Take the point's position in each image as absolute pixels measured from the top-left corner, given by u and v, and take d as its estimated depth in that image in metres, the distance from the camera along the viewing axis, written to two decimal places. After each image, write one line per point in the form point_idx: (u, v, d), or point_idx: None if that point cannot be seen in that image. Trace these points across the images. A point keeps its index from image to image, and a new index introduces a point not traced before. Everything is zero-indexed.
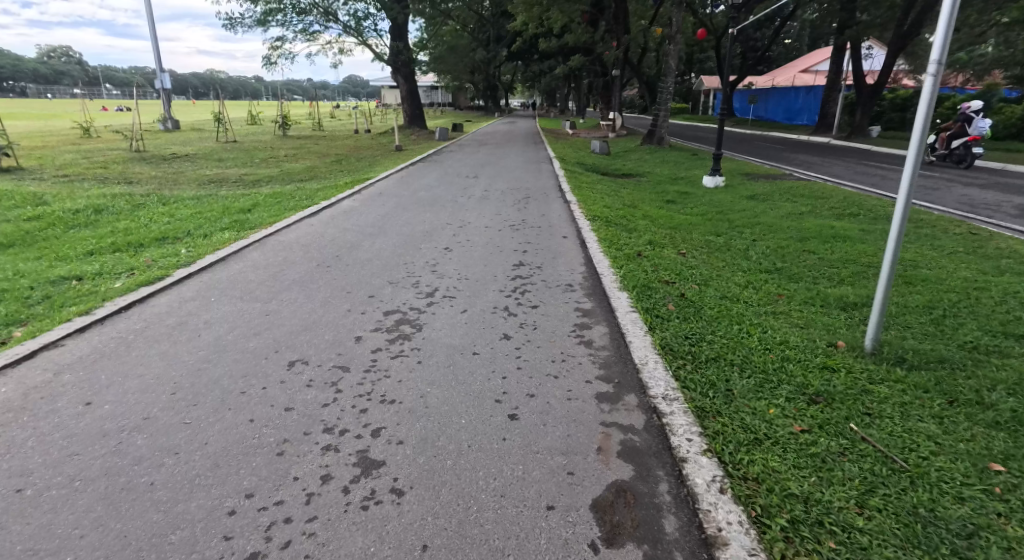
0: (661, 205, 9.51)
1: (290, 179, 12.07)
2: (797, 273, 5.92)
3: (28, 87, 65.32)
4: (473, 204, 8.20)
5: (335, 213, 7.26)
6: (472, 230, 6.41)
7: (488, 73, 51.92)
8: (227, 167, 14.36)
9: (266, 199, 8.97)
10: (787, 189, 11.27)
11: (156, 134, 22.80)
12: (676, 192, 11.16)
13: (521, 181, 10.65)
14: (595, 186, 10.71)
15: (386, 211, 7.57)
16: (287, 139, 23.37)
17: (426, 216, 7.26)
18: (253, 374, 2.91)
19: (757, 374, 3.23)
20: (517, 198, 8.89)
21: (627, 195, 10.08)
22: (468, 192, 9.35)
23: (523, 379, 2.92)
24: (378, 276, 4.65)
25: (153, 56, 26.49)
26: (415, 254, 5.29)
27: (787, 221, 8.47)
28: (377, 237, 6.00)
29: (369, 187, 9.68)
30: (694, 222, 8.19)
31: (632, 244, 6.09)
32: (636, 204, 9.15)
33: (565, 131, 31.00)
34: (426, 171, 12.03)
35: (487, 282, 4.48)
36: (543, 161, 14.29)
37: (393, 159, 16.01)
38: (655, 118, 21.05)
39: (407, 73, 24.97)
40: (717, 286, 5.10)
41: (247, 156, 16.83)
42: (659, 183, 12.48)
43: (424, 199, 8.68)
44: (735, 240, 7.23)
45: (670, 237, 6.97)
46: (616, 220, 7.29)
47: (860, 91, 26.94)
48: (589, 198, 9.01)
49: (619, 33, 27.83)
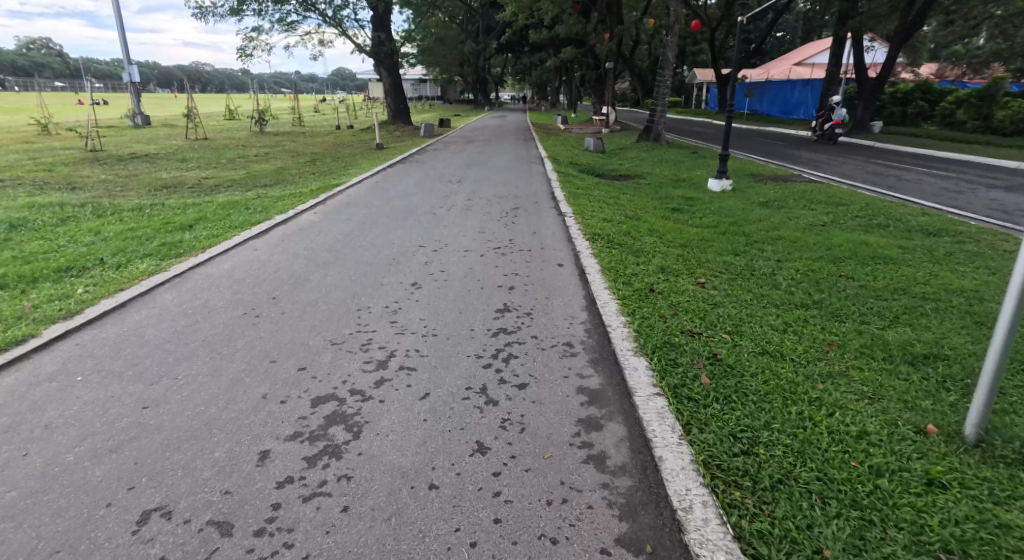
0: (666, 215, 8.53)
1: (255, 183, 10.99)
2: (841, 309, 4.92)
3: (5, 81, 63.47)
4: (454, 218, 7.13)
5: (290, 232, 6.16)
6: (449, 255, 5.33)
7: (477, 66, 50.66)
8: (190, 168, 13.20)
9: (216, 211, 7.86)
10: (800, 193, 10.36)
11: (122, 131, 21.48)
12: (680, 198, 10.21)
13: (510, 186, 9.62)
14: (592, 192, 9.74)
15: (351, 228, 6.49)
16: (265, 136, 22.16)
17: (398, 234, 6.20)
18: (74, 544, 1.85)
19: (851, 512, 2.19)
20: (505, 209, 7.83)
21: (629, 203, 9.08)
22: (450, 200, 8.30)
23: (505, 548, 1.88)
24: (319, 331, 3.57)
25: (120, 47, 25.07)
26: (372, 295, 4.21)
27: (811, 234, 7.50)
28: (331, 267, 4.91)
29: (337, 196, 8.59)
30: (706, 237, 7.21)
31: (642, 273, 5.06)
32: (639, 214, 8.15)
33: (556, 126, 29.97)
34: (407, 174, 10.97)
35: (461, 342, 3.42)
36: (534, 161, 13.28)
37: (374, 158, 14.92)
38: (652, 113, 20.04)
39: (391, 65, 23.77)
40: (752, 334, 4.08)
41: (215, 155, 15.64)
42: (661, 187, 11.53)
43: (398, 211, 7.59)
44: (757, 262, 6.23)
45: (683, 258, 5.97)
46: (620, 238, 6.28)
47: (862, 85, 26.08)
48: (588, 207, 8.01)
49: (612, 24, 26.80)
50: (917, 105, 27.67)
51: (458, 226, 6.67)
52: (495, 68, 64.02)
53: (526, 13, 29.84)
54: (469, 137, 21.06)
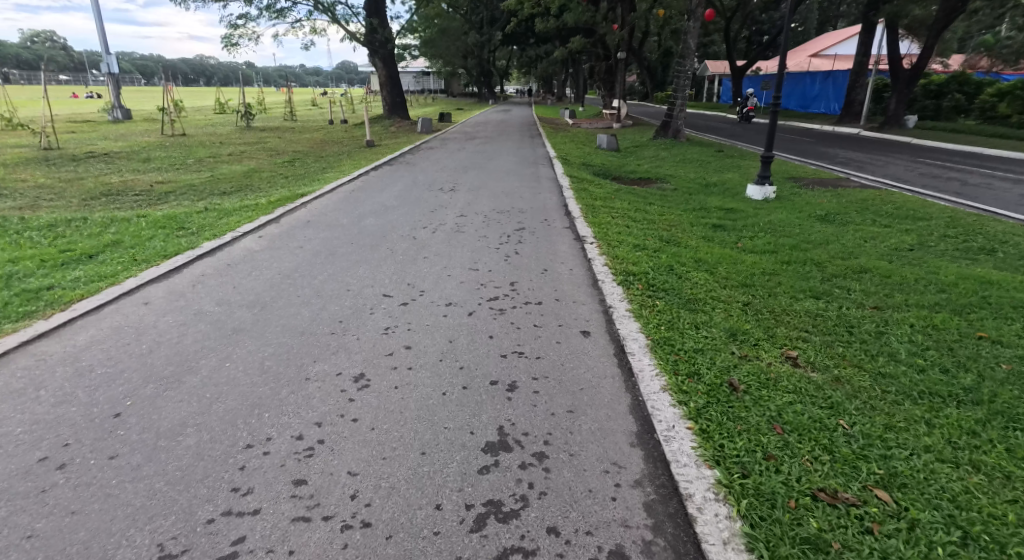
0: (707, 234, 6.86)
1: (214, 190, 9.42)
2: (1017, 404, 3.21)
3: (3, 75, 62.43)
4: (440, 246, 5.45)
5: (209, 271, 4.48)
6: (422, 317, 3.65)
7: (481, 58, 49.00)
8: (149, 171, 11.61)
9: (140, 231, 6.23)
10: (860, 204, 8.73)
11: (93, 127, 19.95)
12: (717, 208, 8.59)
13: (513, 197, 7.94)
14: (613, 202, 8.15)
15: (299, 263, 4.81)
16: (250, 131, 20.62)
17: (358, 274, 4.53)
18: None
19: None
20: (507, 228, 6.15)
21: (659, 219, 7.42)
22: (436, 218, 6.62)
23: None
24: (153, 516, 1.92)
25: (98, 36, 23.53)
26: (283, 413, 2.55)
27: (901, 264, 5.82)
28: (241, 342, 3.25)
29: (297, 211, 6.92)
30: (767, 270, 5.56)
31: (708, 350, 3.38)
32: (674, 234, 6.51)
33: (564, 120, 28.28)
34: (392, 181, 9.33)
35: (411, 558, 1.78)
36: (542, 163, 11.64)
37: (360, 159, 13.29)
38: (671, 107, 18.32)
39: (386, 55, 22.11)
40: (919, 483, 2.39)
41: (185, 155, 14.04)
42: (689, 194, 9.94)
43: (369, 233, 5.91)
44: (852, 316, 4.53)
45: (751, 311, 4.31)
46: (662, 278, 4.61)
47: (896, 76, 24.17)
48: (610, 226, 6.37)
49: (624, 12, 25.06)
50: (953, 98, 25.76)
51: (442, 259, 5.00)
52: (499, 61, 62.39)
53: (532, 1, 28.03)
54: (470, 133, 19.43)
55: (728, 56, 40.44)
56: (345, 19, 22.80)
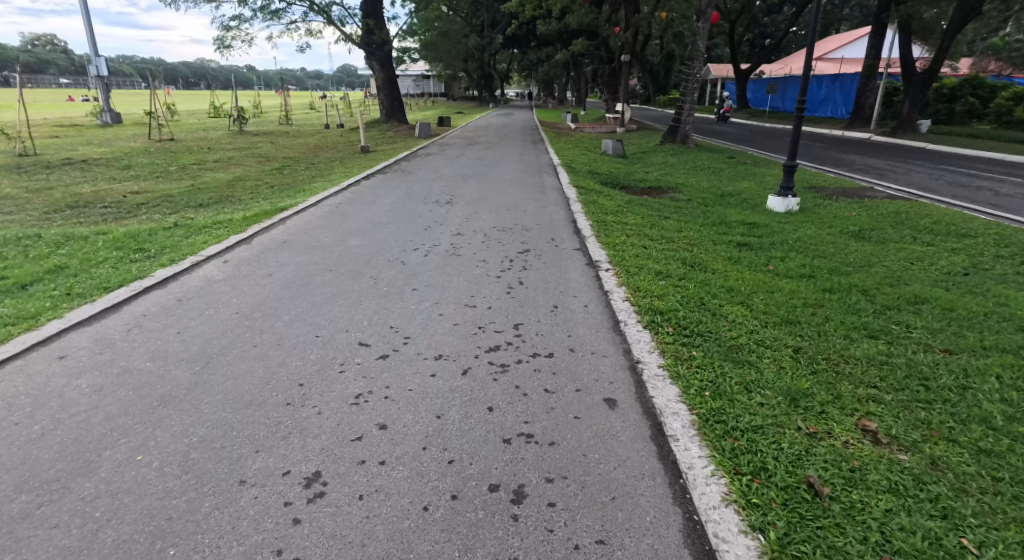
0: (733, 253, 6.15)
1: (191, 201, 8.72)
2: None
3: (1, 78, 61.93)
4: (432, 273, 4.72)
5: (153, 310, 3.75)
6: (405, 379, 2.91)
7: (482, 61, 48.47)
8: (126, 180, 10.90)
9: (92, 252, 5.50)
10: (894, 218, 8.05)
11: (79, 132, 19.27)
12: (739, 223, 7.89)
13: (515, 211, 7.22)
14: (625, 216, 7.47)
15: (263, 297, 4.07)
16: (242, 136, 19.94)
17: (330, 313, 3.79)
18: None
19: None
20: (511, 250, 5.43)
21: (677, 236, 6.71)
22: (429, 237, 5.89)
23: None
24: None
25: (87, 37, 22.92)
26: (196, 549, 1.81)
27: (960, 292, 5.11)
28: (166, 421, 2.50)
29: (273, 228, 6.19)
30: (809, 300, 4.83)
31: (769, 426, 2.64)
32: (697, 255, 5.82)
33: (567, 125, 27.68)
34: (385, 192, 8.64)
35: None
36: (546, 171, 10.95)
37: (353, 166, 12.58)
38: (679, 112, 17.66)
39: (384, 57, 21.45)
40: None
41: (169, 162, 13.33)
42: (706, 206, 9.27)
43: (351, 256, 5.18)
44: (924, 363, 3.79)
45: (805, 362, 3.57)
46: (694, 319, 3.88)
47: (910, 80, 23.47)
48: (625, 247, 5.66)
49: (628, 13, 24.46)
50: (967, 101, 25.07)
51: (434, 291, 4.26)
52: (500, 64, 61.89)
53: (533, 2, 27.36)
54: (470, 139, 18.74)
55: (733, 59, 39.85)
56: (342, 20, 22.15)
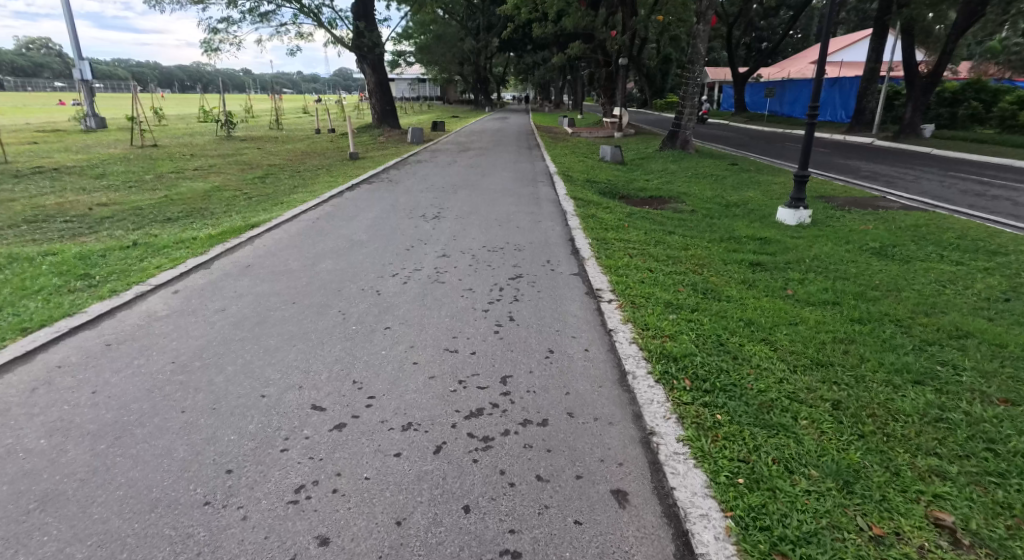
0: (747, 276, 5.61)
1: (160, 215, 8.11)
2: None
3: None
4: (410, 306, 4.13)
5: (72, 360, 3.15)
6: (361, 463, 2.33)
7: (478, 64, 47.99)
8: (96, 190, 10.30)
9: (28, 278, 4.88)
10: (914, 232, 7.55)
11: (59, 138, 18.67)
12: (749, 238, 7.36)
13: (508, 227, 6.65)
14: (627, 231, 6.95)
15: (208, 341, 3.47)
16: (228, 142, 19.36)
17: (284, 363, 3.20)
18: None
19: None
20: (502, 276, 4.86)
21: (685, 255, 6.17)
22: (410, 260, 5.31)
23: None
24: None
25: (71, 40, 22.35)
26: None
27: (1005, 323, 4.56)
28: (36, 539, 1.89)
29: (239, 248, 5.59)
30: (838, 335, 4.27)
31: (825, 532, 2.05)
32: (708, 280, 5.26)
33: (563, 129, 27.20)
34: (369, 204, 8.08)
35: None
36: (542, 181, 10.39)
37: (338, 174, 12.00)
38: (678, 117, 17.16)
39: (375, 60, 20.89)
40: None
41: (146, 170, 12.73)
42: (711, 218, 8.77)
43: (321, 284, 4.59)
44: (985, 417, 3.22)
45: (849, 422, 2.99)
46: (714, 368, 3.30)
47: (912, 83, 23.02)
48: (629, 271, 5.10)
49: (626, 16, 23.99)
50: (969, 105, 24.63)
51: (410, 331, 3.67)
52: (495, 67, 61.52)
53: (528, 5, 26.87)
54: (463, 145, 18.21)
55: (731, 62, 39.48)
56: (332, 23, 21.61)
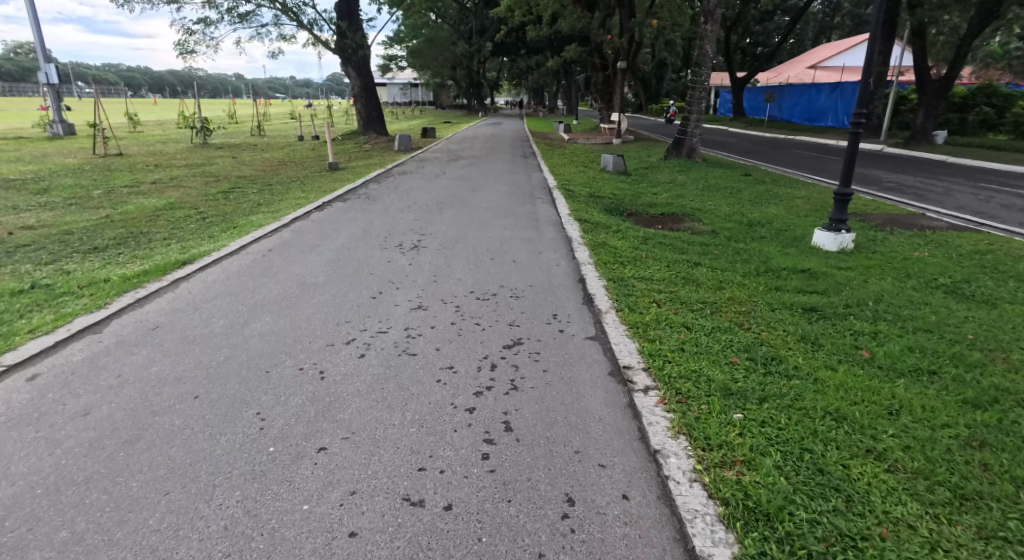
0: (807, 331, 4.42)
1: (88, 242, 6.85)
2: None
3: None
4: (364, 402, 2.90)
5: None
6: None
7: (471, 69, 46.91)
8: (31, 208, 9.02)
9: None
10: (982, 261, 6.39)
11: (17, 145, 17.39)
12: (789, 271, 6.18)
13: (502, 262, 5.44)
14: (645, 264, 5.77)
15: (28, 488, 2.21)
16: (202, 150, 18.11)
17: (134, 542, 1.95)
18: None
19: None
20: (496, 341, 3.65)
21: (722, 299, 4.99)
22: (378, 315, 4.09)
23: None
24: None
25: (37, 41, 21.12)
26: None
27: None
28: None
29: (156, 298, 4.34)
30: (961, 430, 3.06)
31: None
32: (761, 339, 4.10)
33: (559, 135, 26.07)
34: (338, 228, 6.85)
35: None
36: (540, 197, 9.22)
37: (312, 188, 10.76)
38: (685, 123, 16.03)
39: (361, 63, 19.67)
40: None
41: (99, 183, 11.48)
42: (736, 242, 7.62)
43: (247, 359, 3.35)
44: None
45: None
46: (829, 534, 2.09)
47: (923, 88, 21.99)
48: (662, 331, 3.91)
49: (624, 17, 22.87)
50: (980, 111, 23.67)
51: (356, 457, 2.44)
52: (489, 72, 60.55)
53: (522, 7, 25.78)
54: (454, 153, 17.02)
55: (729, 67, 38.52)
56: (315, 24, 20.37)
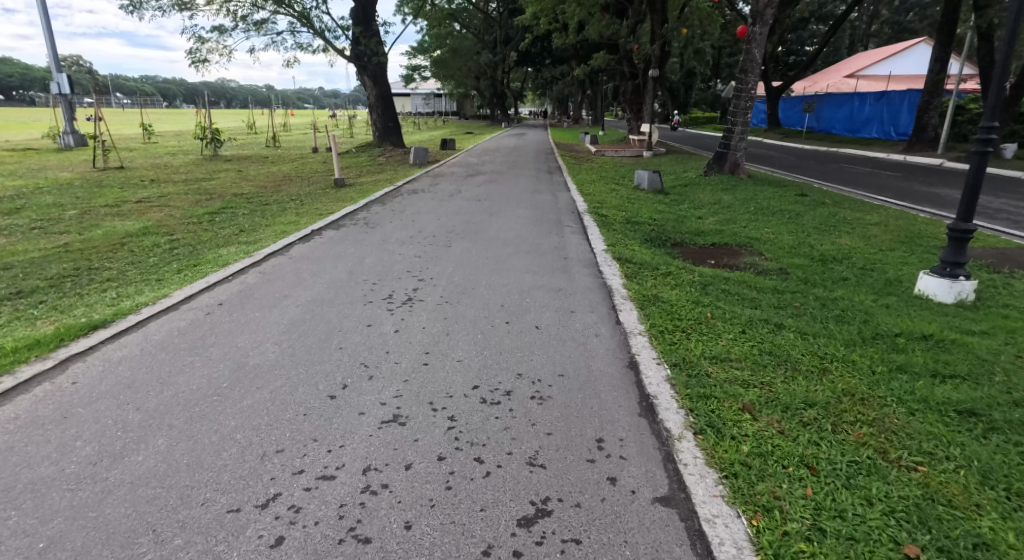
0: (990, 464, 2.82)
1: (18, 282, 5.65)
2: None
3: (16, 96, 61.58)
4: None
5: None
6: None
7: (495, 79, 45.86)
8: None
9: None
10: None
11: (20, 157, 16.68)
12: (907, 340, 4.58)
13: (521, 329, 4.01)
14: (716, 332, 4.24)
15: None
16: (209, 162, 17.17)
17: None
18: None
19: None
20: (507, 510, 2.22)
21: (837, 397, 3.43)
22: (330, 438, 2.68)
23: None
24: None
25: (50, 49, 20.58)
26: None
27: None
28: None
29: (17, 396, 3.00)
30: None
31: None
32: (930, 490, 2.56)
33: (585, 147, 24.65)
34: (318, 269, 5.51)
35: None
36: (568, 225, 7.81)
37: (308, 209, 9.54)
38: (728, 136, 14.44)
39: (377, 71, 18.60)
40: None
41: (81, 201, 10.47)
42: (816, 288, 6.04)
43: (77, 554, 1.97)
44: None
45: None
46: None
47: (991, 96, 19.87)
48: (776, 484, 2.42)
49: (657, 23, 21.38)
50: None
51: None
52: (513, 81, 59.65)
53: (548, 15, 24.57)
54: (472, 167, 15.76)
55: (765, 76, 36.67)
56: (329, 32, 19.38)
